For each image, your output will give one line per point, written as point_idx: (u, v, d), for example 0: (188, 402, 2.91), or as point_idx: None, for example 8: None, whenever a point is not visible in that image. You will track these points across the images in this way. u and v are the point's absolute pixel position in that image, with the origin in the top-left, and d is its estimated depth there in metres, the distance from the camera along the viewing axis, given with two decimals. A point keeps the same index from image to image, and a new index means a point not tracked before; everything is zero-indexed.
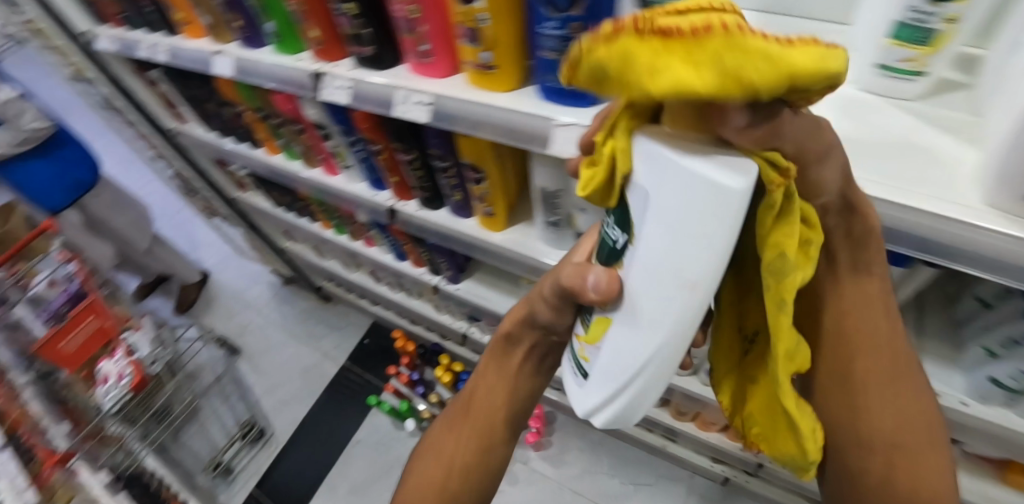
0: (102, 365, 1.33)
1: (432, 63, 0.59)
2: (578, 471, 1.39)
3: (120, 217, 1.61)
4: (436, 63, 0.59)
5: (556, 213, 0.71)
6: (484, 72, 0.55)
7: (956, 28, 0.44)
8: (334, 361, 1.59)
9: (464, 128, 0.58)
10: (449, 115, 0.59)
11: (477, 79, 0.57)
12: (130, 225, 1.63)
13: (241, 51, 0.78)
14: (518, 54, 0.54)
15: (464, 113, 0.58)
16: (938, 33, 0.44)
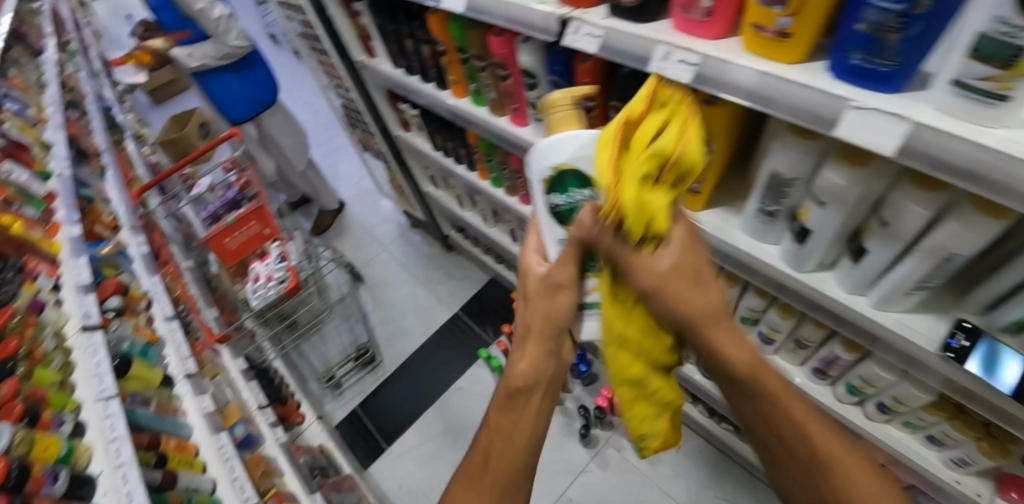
0: (255, 266, 1.52)
1: (708, 22, 0.60)
2: (670, 472, 1.36)
3: (285, 135, 1.79)
4: (712, 23, 0.60)
5: (778, 202, 0.71)
6: (777, 39, 0.56)
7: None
8: (447, 308, 1.67)
9: (731, 94, 0.59)
10: (717, 80, 0.59)
11: (760, 48, 0.58)
12: (292, 145, 1.80)
13: None
14: (822, 21, 0.53)
15: (736, 81, 0.59)
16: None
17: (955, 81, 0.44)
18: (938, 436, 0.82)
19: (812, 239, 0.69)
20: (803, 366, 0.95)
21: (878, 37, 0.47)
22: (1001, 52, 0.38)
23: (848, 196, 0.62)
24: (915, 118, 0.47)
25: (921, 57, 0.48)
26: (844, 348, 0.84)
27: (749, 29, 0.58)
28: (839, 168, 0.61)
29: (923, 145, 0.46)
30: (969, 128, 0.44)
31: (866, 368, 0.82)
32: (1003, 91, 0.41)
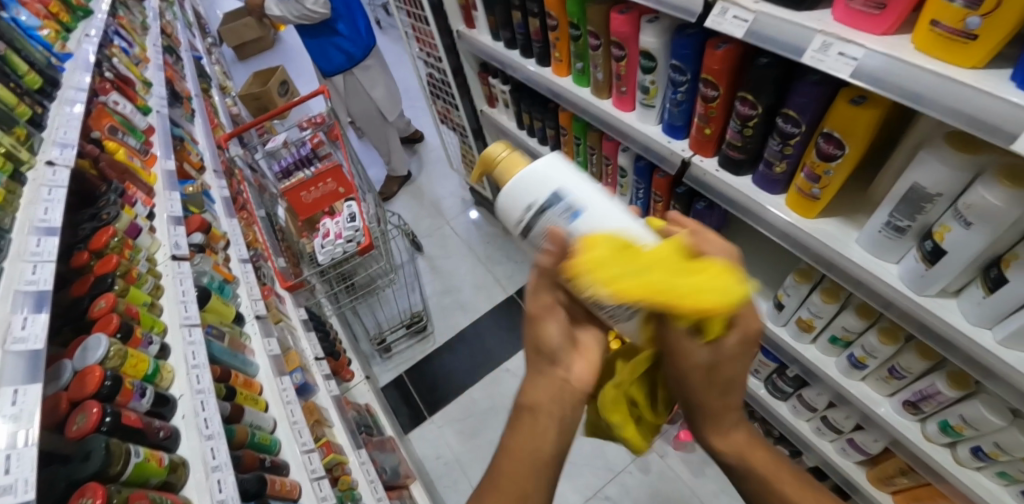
0: (326, 222, 1.57)
1: (877, 16, 0.56)
2: (716, 487, 1.31)
3: (377, 92, 1.88)
4: (882, 17, 0.56)
5: (913, 219, 0.67)
6: (957, 40, 0.51)
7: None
8: (502, 289, 1.67)
9: (886, 92, 0.55)
10: (875, 78, 0.56)
11: (931, 46, 0.54)
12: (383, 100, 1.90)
13: None
14: (1018, 26, 0.47)
15: (895, 80, 0.54)
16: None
17: None
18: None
19: (939, 260, 0.64)
20: (891, 396, 0.90)
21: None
22: None
23: (1003, 219, 0.56)
24: None
25: None
26: (950, 382, 0.77)
27: (923, 24, 0.54)
28: (998, 187, 0.55)
29: None
30: None
31: (970, 408, 0.76)
32: None
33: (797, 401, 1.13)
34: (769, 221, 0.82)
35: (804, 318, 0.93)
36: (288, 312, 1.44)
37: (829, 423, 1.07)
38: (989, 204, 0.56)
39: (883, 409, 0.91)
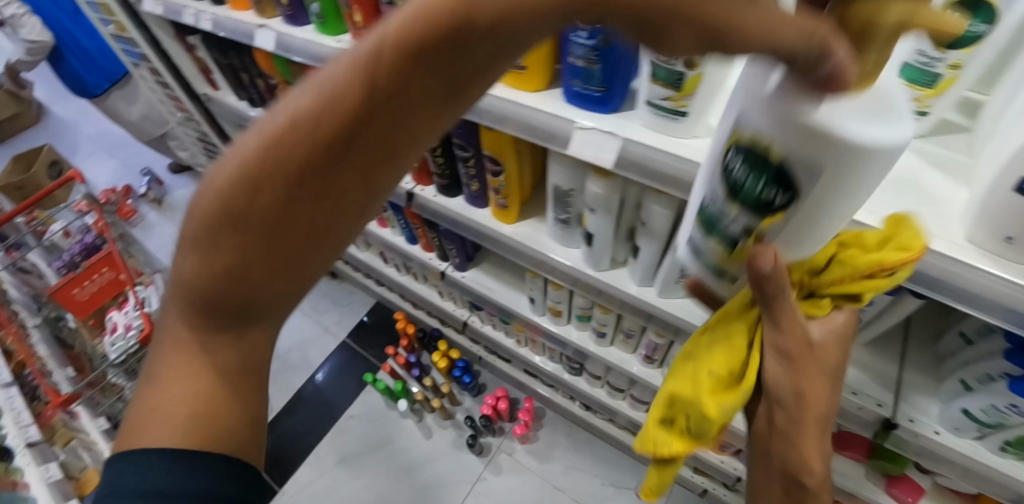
0: (111, 316, 1.44)
1: None
2: (563, 468, 1.42)
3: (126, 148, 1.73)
4: None
5: (567, 211, 0.71)
6: (516, 72, 0.57)
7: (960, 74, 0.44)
8: (334, 337, 1.65)
9: (488, 121, 0.61)
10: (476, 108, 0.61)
11: (509, 79, 0.59)
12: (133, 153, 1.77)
13: (284, 27, 0.80)
14: (549, 59, 0.56)
15: (489, 108, 0.61)
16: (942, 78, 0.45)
17: (646, 102, 0.51)
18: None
19: (594, 244, 0.70)
20: (635, 352, 0.97)
21: (584, 67, 0.52)
22: (668, 75, 0.48)
23: (611, 204, 0.64)
24: (624, 133, 0.53)
25: (628, 82, 0.54)
26: (656, 331, 0.83)
27: None
28: (596, 179, 0.62)
29: (631, 156, 0.53)
30: (664, 140, 0.52)
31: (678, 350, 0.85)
32: (680, 108, 0.49)
33: (587, 376, 1.17)
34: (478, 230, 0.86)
35: (549, 305, 0.97)
36: (84, 427, 1.30)
37: (612, 388, 1.13)
38: (598, 193, 0.63)
39: (635, 366, 0.97)
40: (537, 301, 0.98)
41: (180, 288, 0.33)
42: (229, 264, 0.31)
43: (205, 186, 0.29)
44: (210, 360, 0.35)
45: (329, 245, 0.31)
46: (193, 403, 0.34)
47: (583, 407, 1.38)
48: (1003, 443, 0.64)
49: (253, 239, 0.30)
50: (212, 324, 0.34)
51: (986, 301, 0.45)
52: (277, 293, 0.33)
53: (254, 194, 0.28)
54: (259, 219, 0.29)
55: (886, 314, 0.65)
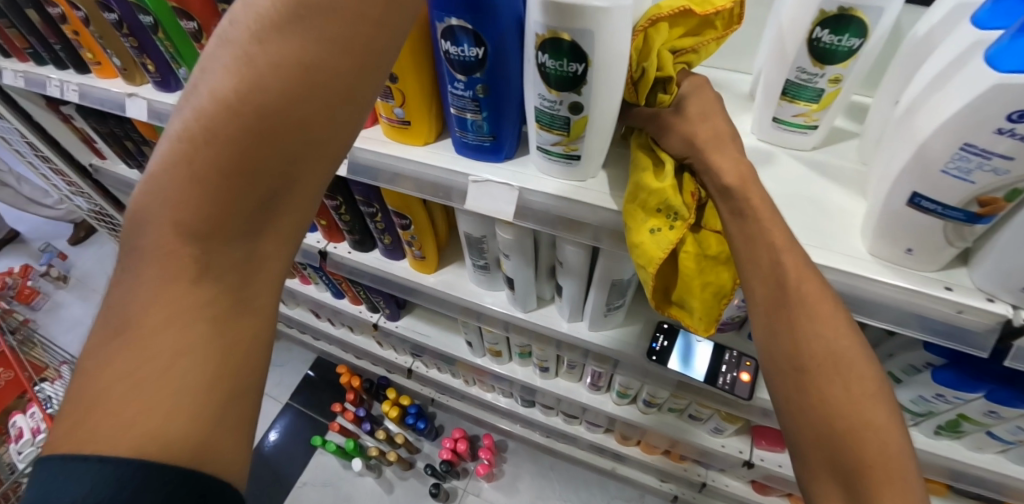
0: (12, 422, 1.27)
1: None
2: (533, 497, 1.38)
3: None
4: None
5: (483, 257, 0.69)
6: (401, 127, 0.54)
7: (841, 88, 0.48)
8: (277, 400, 1.54)
9: (381, 182, 0.58)
10: (367, 169, 0.58)
11: (397, 135, 0.56)
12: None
13: (155, 94, 0.73)
14: (434, 110, 0.53)
15: (379, 167, 0.57)
16: (825, 92, 0.48)
17: (537, 147, 0.49)
18: (695, 414, 0.90)
19: (516, 288, 0.68)
20: (581, 381, 0.97)
21: (468, 117, 0.48)
22: (554, 120, 0.45)
23: (524, 247, 0.62)
24: (520, 183, 0.50)
25: (517, 126, 0.51)
26: (595, 363, 0.82)
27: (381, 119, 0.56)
28: (504, 225, 0.60)
29: (527, 205, 0.51)
30: (558, 184, 0.50)
31: (621, 376, 0.85)
32: (572, 152, 0.47)
33: (539, 406, 1.17)
34: (401, 285, 0.84)
35: (488, 348, 0.96)
36: None
37: (566, 414, 1.13)
38: (508, 239, 0.61)
39: (583, 395, 0.97)
40: (476, 344, 0.97)
41: (184, 161, 0.29)
42: (261, 109, 0.28)
43: (247, 24, 0.29)
44: (208, 268, 0.29)
45: (306, 153, 0.30)
46: (186, 332, 0.28)
47: (543, 433, 1.36)
48: (937, 427, 0.65)
49: (223, 148, 0.28)
50: (212, 218, 0.29)
51: (900, 311, 0.43)
52: (301, 164, 0.30)
53: (312, 21, 0.28)
54: (307, 52, 0.28)
55: None
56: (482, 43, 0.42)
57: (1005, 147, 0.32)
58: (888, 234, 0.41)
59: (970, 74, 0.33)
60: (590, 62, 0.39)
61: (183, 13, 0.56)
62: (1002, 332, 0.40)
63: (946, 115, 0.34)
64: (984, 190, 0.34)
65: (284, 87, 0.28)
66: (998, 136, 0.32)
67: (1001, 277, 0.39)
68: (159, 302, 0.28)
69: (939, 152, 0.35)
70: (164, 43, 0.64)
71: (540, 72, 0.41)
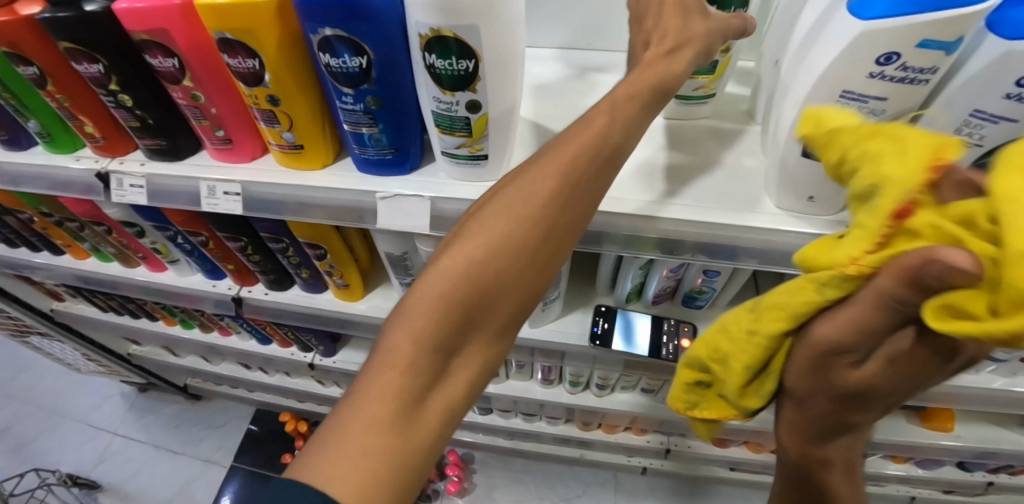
0: None
1: (235, 148, 0.53)
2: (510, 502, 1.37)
3: None
4: (239, 147, 0.53)
5: (410, 274, 0.67)
6: (294, 152, 0.51)
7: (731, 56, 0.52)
8: (221, 465, 1.37)
9: (286, 215, 0.53)
10: (267, 203, 0.53)
11: (291, 162, 0.52)
12: None
13: (4, 154, 0.64)
14: (327, 130, 0.50)
15: (280, 199, 0.53)
16: (718, 62, 0.52)
17: (442, 153, 0.47)
18: (647, 386, 0.93)
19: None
20: (533, 378, 0.97)
21: (364, 132, 0.46)
22: (454, 122, 0.44)
23: None
24: (431, 193, 0.49)
25: (421, 135, 0.50)
26: (542, 358, 0.82)
27: (269, 146, 0.52)
28: (423, 238, 0.58)
29: (444, 214, 0.49)
30: (472, 188, 0.49)
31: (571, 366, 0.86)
32: (478, 152, 0.46)
33: (498, 411, 1.16)
34: (331, 319, 0.79)
35: None
36: None
37: (525, 414, 1.13)
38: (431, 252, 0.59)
39: (538, 392, 0.97)
40: None
41: (437, 290, 0.33)
42: (491, 258, 0.34)
43: (508, 187, 0.35)
44: (415, 377, 0.31)
45: (510, 298, 0.34)
46: (387, 405, 0.30)
47: (508, 437, 1.35)
48: None
49: (458, 287, 0.33)
50: (443, 334, 0.33)
51: None
52: (496, 304, 0.34)
53: (535, 194, 0.35)
54: (517, 225, 0.34)
55: (734, 275, 0.69)
56: (363, 52, 0.41)
57: (880, 90, 0.41)
58: (794, 186, 0.48)
59: (842, 22, 0.40)
60: (477, 57, 0.39)
61: (18, 57, 0.49)
62: None
63: (829, 64, 0.42)
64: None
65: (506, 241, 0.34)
66: (872, 79, 0.41)
67: None
68: (380, 390, 0.31)
69: (827, 100, 0.43)
70: (3, 95, 0.55)
71: (430, 74, 0.41)
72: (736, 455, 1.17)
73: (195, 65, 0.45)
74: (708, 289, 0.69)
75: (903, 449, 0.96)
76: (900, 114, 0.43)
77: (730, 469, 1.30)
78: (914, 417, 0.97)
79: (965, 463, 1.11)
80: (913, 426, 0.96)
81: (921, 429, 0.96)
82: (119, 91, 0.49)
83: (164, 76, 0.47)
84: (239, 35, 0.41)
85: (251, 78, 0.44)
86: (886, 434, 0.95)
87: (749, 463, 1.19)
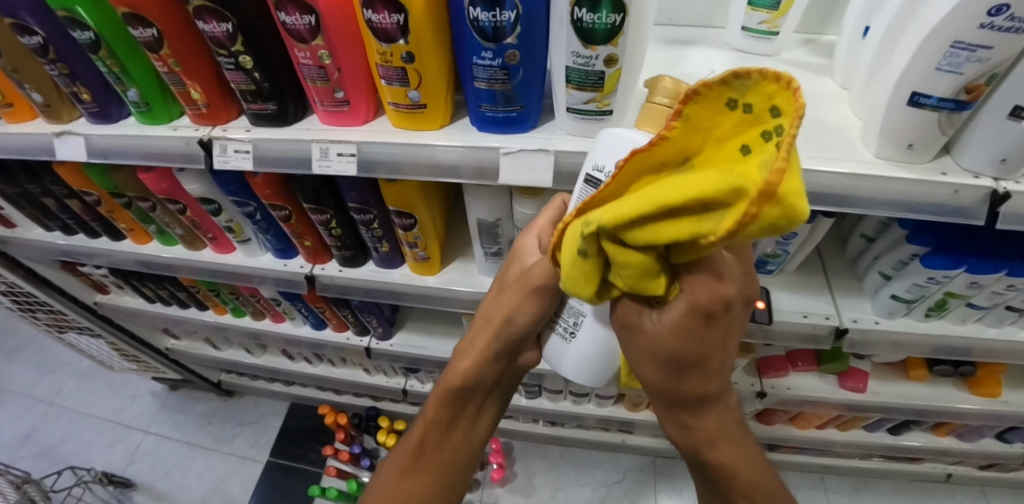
0: None
1: (349, 110, 0.54)
2: (551, 490, 1.37)
3: None
4: (353, 110, 0.54)
5: (497, 243, 0.68)
6: (414, 112, 0.52)
7: None
8: (256, 461, 1.35)
9: (390, 174, 0.54)
10: (381, 164, 0.54)
11: (405, 123, 0.53)
12: None
13: (92, 128, 0.63)
14: (448, 89, 0.51)
15: (392, 158, 0.54)
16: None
17: (567, 109, 0.49)
18: None
19: None
20: None
21: (496, 89, 0.48)
22: (588, 77, 0.46)
23: None
24: (554, 147, 0.50)
25: (541, 94, 0.51)
26: None
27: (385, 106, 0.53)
28: (524, 201, 0.59)
29: (566, 168, 0.50)
30: (591, 143, 0.51)
31: None
32: (604, 108, 0.48)
33: (547, 394, 1.17)
34: (405, 295, 0.79)
35: None
36: None
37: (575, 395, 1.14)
38: (529, 215, 0.61)
39: None
40: None
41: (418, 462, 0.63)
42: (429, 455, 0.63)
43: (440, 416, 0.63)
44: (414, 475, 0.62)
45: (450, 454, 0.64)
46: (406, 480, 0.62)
47: (549, 424, 1.36)
48: (927, 310, 0.74)
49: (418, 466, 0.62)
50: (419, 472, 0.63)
51: (920, 204, 0.54)
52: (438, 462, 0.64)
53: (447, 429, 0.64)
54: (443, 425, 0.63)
55: (810, 238, 0.72)
56: (509, 5, 0.42)
57: (987, 39, 0.43)
58: (894, 136, 0.52)
59: None
60: (627, 11, 0.41)
61: (137, 18, 0.49)
62: (991, 201, 0.53)
63: (940, 16, 0.45)
64: (971, 79, 0.46)
65: (451, 432, 0.64)
66: (981, 30, 0.43)
67: (984, 154, 0.51)
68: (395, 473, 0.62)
69: (936, 51, 0.46)
70: (107, 63, 0.55)
71: (575, 28, 0.42)
72: (780, 431, 1.20)
73: (329, 24, 0.46)
74: (782, 252, 0.74)
75: (954, 416, 0.98)
76: (1004, 63, 0.44)
77: (770, 447, 1.33)
78: (961, 384, 0.99)
79: (1003, 434, 1.14)
80: (961, 392, 0.99)
81: (969, 395, 0.98)
82: (242, 52, 0.50)
83: (292, 35, 0.47)
84: None
85: (387, 36, 0.45)
86: (936, 401, 0.97)
87: (793, 439, 1.21)
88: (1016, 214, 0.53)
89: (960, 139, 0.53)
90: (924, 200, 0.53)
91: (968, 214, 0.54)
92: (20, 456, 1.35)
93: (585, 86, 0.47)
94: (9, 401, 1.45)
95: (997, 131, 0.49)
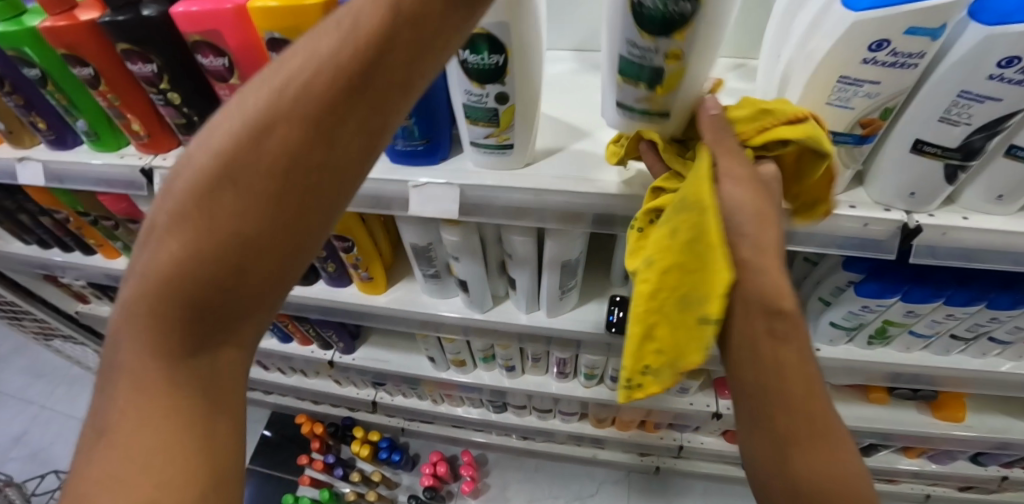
0: None
1: None
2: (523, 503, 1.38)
3: None
4: None
5: (432, 265, 0.70)
6: None
7: None
8: None
9: None
10: None
11: None
12: None
13: (50, 154, 0.67)
14: None
15: None
16: None
17: (471, 143, 0.51)
18: None
19: (469, 289, 0.69)
20: (547, 372, 0.99)
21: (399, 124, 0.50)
22: (481, 113, 0.48)
23: (472, 246, 0.64)
24: (460, 180, 0.52)
25: (450, 126, 0.53)
26: (560, 349, 0.83)
27: None
28: (449, 227, 0.61)
29: (473, 200, 0.52)
30: (498, 176, 0.52)
31: (586, 357, 0.87)
32: (504, 142, 0.50)
33: (512, 408, 1.18)
34: (354, 312, 0.82)
35: (451, 359, 0.96)
36: None
37: (539, 410, 1.15)
38: (455, 241, 0.62)
39: (552, 385, 0.99)
40: (439, 359, 0.97)
41: (152, 309, 0.30)
42: (191, 275, 0.29)
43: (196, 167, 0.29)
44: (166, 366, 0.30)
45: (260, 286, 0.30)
46: (149, 397, 0.29)
47: (521, 437, 1.37)
48: (869, 338, 0.74)
49: (168, 315, 0.30)
50: (183, 338, 0.30)
51: (832, 237, 0.54)
52: (231, 310, 0.30)
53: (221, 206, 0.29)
54: (230, 196, 0.29)
55: None
56: None
57: (872, 74, 0.44)
58: None
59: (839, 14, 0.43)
60: (508, 51, 0.43)
61: (75, 58, 0.52)
62: (903, 234, 0.53)
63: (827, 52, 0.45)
64: (863, 113, 0.46)
65: (231, 228, 0.29)
66: (865, 65, 0.43)
67: (893, 187, 0.51)
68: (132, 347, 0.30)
69: (825, 87, 0.46)
70: (55, 96, 0.59)
71: (463, 68, 0.44)
72: None
73: (241, 62, 0.49)
74: None
75: (919, 440, 0.96)
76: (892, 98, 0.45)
77: None
78: (926, 407, 0.97)
79: (977, 457, 1.11)
80: (925, 416, 0.97)
81: (933, 419, 0.96)
82: (169, 90, 0.53)
83: (212, 74, 0.50)
84: (286, 33, 0.44)
85: None
86: (898, 425, 0.96)
87: None
88: (927, 246, 0.53)
89: (870, 171, 0.53)
90: (838, 232, 0.54)
91: (883, 248, 0.54)
92: (13, 458, 1.41)
93: (481, 121, 0.48)
94: (6, 403, 1.51)
95: (900, 164, 0.50)
